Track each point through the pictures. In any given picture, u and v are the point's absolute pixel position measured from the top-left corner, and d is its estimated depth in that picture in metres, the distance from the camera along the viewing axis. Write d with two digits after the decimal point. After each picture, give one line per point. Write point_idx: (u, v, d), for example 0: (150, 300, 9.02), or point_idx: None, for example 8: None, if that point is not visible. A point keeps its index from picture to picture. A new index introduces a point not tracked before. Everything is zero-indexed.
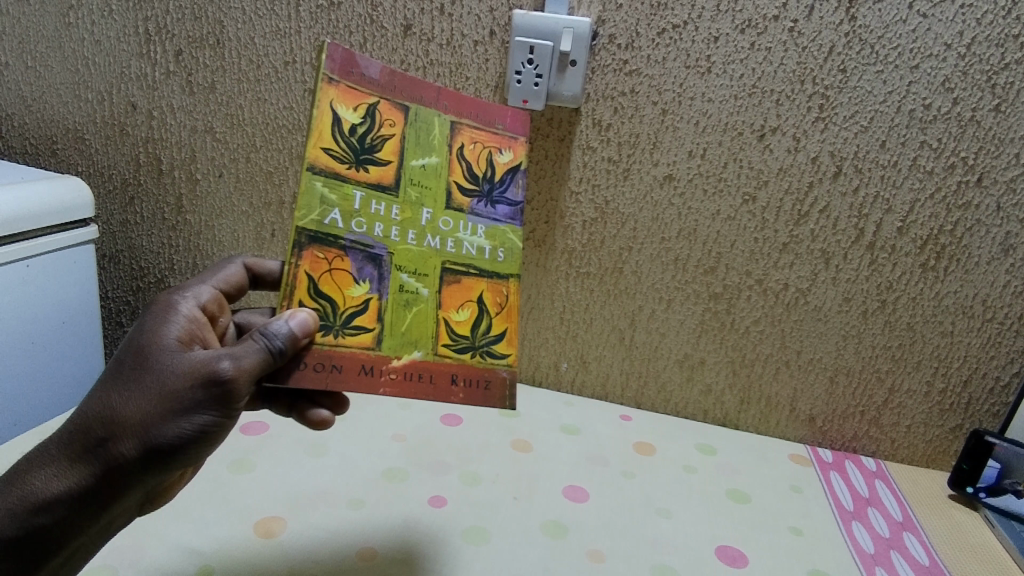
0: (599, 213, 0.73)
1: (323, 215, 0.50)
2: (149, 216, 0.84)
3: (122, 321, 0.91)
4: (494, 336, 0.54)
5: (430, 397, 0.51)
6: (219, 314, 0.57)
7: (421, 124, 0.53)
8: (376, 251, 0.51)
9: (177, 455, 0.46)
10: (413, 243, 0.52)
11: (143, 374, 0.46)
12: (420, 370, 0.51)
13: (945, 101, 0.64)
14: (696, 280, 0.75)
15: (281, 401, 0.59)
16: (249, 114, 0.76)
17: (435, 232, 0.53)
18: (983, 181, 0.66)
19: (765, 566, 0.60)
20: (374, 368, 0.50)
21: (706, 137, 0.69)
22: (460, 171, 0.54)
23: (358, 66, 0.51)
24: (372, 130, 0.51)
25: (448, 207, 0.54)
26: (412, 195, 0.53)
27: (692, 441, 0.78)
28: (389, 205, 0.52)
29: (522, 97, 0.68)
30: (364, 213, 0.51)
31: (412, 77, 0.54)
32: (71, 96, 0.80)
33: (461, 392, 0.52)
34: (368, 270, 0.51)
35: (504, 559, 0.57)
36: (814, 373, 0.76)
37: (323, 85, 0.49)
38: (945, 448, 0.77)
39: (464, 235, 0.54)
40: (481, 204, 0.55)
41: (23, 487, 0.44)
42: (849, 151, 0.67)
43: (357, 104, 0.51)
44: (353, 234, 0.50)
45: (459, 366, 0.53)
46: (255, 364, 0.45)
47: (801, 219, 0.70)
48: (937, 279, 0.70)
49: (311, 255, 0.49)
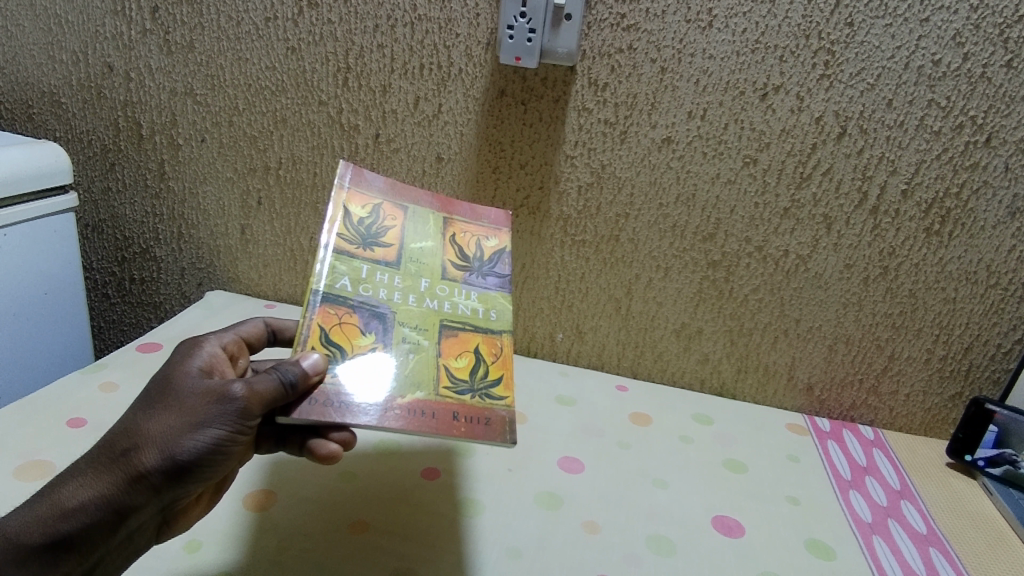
0: (596, 178, 0.71)
1: (334, 280, 0.51)
2: (130, 183, 0.81)
3: (106, 293, 0.88)
4: (492, 379, 0.51)
5: (435, 431, 0.46)
6: (239, 355, 0.55)
7: (418, 219, 0.59)
8: (382, 310, 0.52)
9: (194, 471, 0.43)
10: (413, 304, 0.54)
11: (167, 394, 0.45)
12: (423, 406, 0.47)
13: (955, 56, 0.62)
14: (694, 247, 0.73)
15: (293, 440, 0.52)
16: (230, 75, 0.73)
17: (433, 297, 0.55)
18: (992, 141, 0.64)
19: (762, 535, 0.59)
20: (378, 405, 0.46)
21: (707, 96, 0.66)
22: (452, 252, 0.58)
23: (365, 179, 0.58)
24: (378, 221, 0.56)
25: (443, 278, 0.57)
26: (411, 269, 0.56)
27: (689, 410, 0.77)
28: (391, 276, 0.54)
29: (515, 54, 0.65)
30: (370, 281, 0.53)
31: (407, 186, 0.61)
32: (44, 56, 0.77)
33: (464, 426, 0.47)
34: (374, 325, 0.51)
35: (498, 529, 0.56)
36: (814, 342, 0.75)
37: (336, 190, 0.55)
38: (944, 416, 0.76)
39: (459, 299, 0.56)
40: (473, 276, 0.58)
41: (52, 497, 0.42)
42: (854, 111, 0.65)
43: (364, 203, 0.56)
44: (361, 296, 0.52)
45: (459, 404, 0.48)
46: (265, 391, 0.44)
47: (802, 182, 0.68)
48: (941, 244, 0.68)
49: (323, 311, 0.50)
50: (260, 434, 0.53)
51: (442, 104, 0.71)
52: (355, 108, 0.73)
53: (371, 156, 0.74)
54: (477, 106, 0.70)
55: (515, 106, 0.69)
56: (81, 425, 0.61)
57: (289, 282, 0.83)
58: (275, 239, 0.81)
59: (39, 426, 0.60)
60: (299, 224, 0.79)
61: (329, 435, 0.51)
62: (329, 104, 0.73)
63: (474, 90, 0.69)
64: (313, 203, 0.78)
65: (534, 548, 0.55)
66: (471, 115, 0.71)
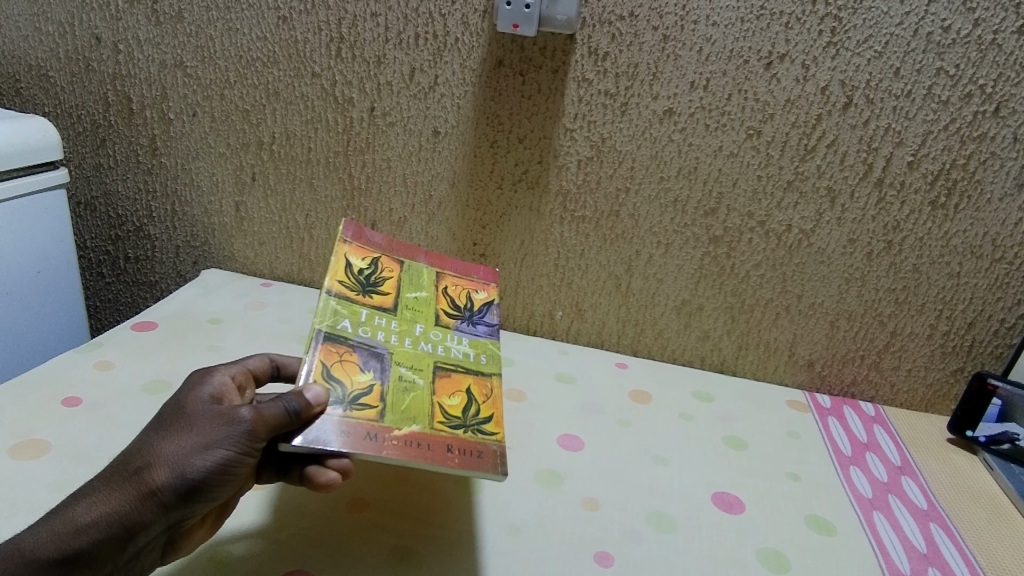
0: (595, 151, 0.70)
1: (335, 322, 0.52)
2: (122, 159, 0.80)
3: (101, 272, 0.87)
4: (483, 417, 0.51)
5: (430, 461, 0.45)
6: (247, 386, 0.53)
7: (413, 272, 0.62)
8: (380, 350, 0.52)
9: (200, 492, 0.42)
10: (409, 346, 0.55)
11: (179, 418, 0.45)
12: (418, 438, 0.47)
13: (965, 22, 0.61)
14: (696, 222, 0.71)
15: (293, 473, 0.49)
16: (220, 46, 0.72)
17: (427, 340, 0.56)
18: (1001, 111, 0.63)
19: (761, 512, 0.59)
20: (377, 434, 0.46)
21: (710, 66, 0.65)
22: (445, 302, 0.61)
23: (365, 236, 0.62)
24: (376, 273, 0.59)
25: (437, 324, 0.58)
26: (407, 315, 0.57)
27: (689, 388, 0.76)
28: (389, 320, 0.56)
29: (513, 22, 0.64)
30: (369, 324, 0.54)
31: (403, 243, 0.65)
32: (30, 28, 0.75)
33: (458, 457, 0.46)
34: (372, 363, 0.51)
35: (494, 508, 0.56)
36: (815, 317, 0.74)
37: (338, 243, 0.58)
38: (945, 392, 0.76)
39: (452, 343, 0.57)
40: (464, 323, 0.60)
41: (66, 513, 0.40)
42: (860, 80, 0.63)
43: (365, 255, 0.59)
44: (360, 337, 0.52)
45: (452, 438, 0.48)
46: (272, 415, 0.43)
47: (807, 154, 0.67)
48: (947, 217, 0.67)
49: (325, 347, 0.50)
50: (259, 463, 0.49)
51: (438, 76, 0.69)
52: (349, 79, 0.71)
53: (366, 130, 0.73)
54: (474, 78, 0.69)
55: (513, 77, 0.68)
56: (77, 404, 0.60)
57: (285, 260, 0.82)
58: (271, 217, 0.80)
59: (32, 406, 0.59)
60: (294, 201, 0.78)
61: (328, 462, 0.48)
62: (323, 76, 0.71)
63: (471, 60, 0.68)
64: (308, 179, 0.76)
65: (533, 525, 0.54)
66: (468, 88, 0.69)
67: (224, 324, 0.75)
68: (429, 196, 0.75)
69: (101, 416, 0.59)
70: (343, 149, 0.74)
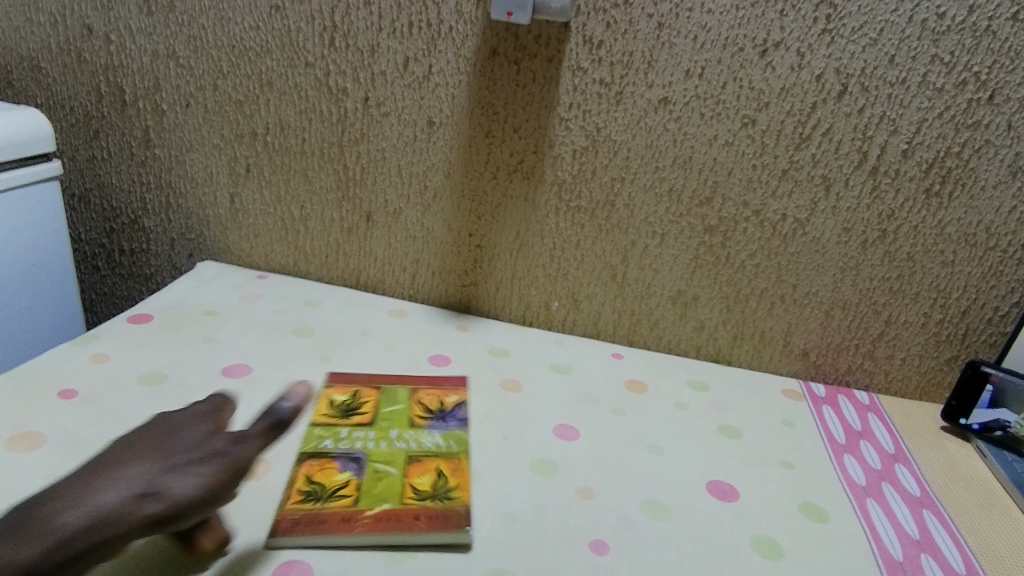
0: (590, 141, 0.70)
1: (319, 443, 0.59)
2: (116, 151, 0.79)
3: (96, 265, 0.87)
4: (450, 486, 0.55)
5: (395, 534, 0.50)
6: None
7: (390, 392, 0.66)
8: (358, 454, 0.57)
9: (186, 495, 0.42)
10: (384, 446, 0.58)
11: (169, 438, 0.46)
12: (389, 514, 0.51)
13: (959, 9, 0.60)
14: (691, 212, 0.71)
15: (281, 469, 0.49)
16: (213, 35, 0.71)
17: (403, 438, 0.60)
18: (995, 98, 0.63)
19: (755, 499, 0.59)
20: (350, 517, 0.51)
21: (705, 54, 0.65)
22: (419, 409, 0.64)
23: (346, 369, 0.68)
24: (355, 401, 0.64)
25: (412, 426, 0.62)
26: (384, 425, 0.61)
27: (684, 377, 0.76)
28: (366, 430, 0.60)
29: (507, 10, 0.63)
30: (348, 438, 0.59)
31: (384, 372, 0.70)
32: (22, 19, 0.74)
33: (426, 523, 0.51)
34: (350, 466, 0.56)
35: (490, 497, 0.56)
36: (810, 307, 0.74)
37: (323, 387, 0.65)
38: (939, 380, 0.76)
39: (425, 438, 0.60)
40: (437, 420, 0.63)
41: (46, 510, 0.40)
42: (855, 67, 0.63)
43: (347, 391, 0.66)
44: (340, 449, 0.58)
45: (422, 508, 0.52)
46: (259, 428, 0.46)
47: (802, 143, 0.67)
48: (941, 205, 0.67)
49: (309, 463, 0.56)
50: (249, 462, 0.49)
51: (432, 65, 0.69)
52: (342, 69, 0.71)
53: (360, 121, 0.73)
54: (469, 67, 0.68)
55: (508, 66, 0.68)
56: (72, 397, 0.60)
57: (280, 252, 0.82)
58: (266, 208, 0.79)
59: (28, 398, 0.59)
60: (288, 192, 0.78)
61: None
62: (316, 66, 0.71)
63: (465, 49, 0.68)
64: (303, 170, 0.76)
65: (528, 514, 0.55)
66: (463, 77, 0.69)
67: (219, 316, 0.75)
68: (424, 186, 0.75)
69: (98, 408, 0.60)
70: (337, 140, 0.74)
